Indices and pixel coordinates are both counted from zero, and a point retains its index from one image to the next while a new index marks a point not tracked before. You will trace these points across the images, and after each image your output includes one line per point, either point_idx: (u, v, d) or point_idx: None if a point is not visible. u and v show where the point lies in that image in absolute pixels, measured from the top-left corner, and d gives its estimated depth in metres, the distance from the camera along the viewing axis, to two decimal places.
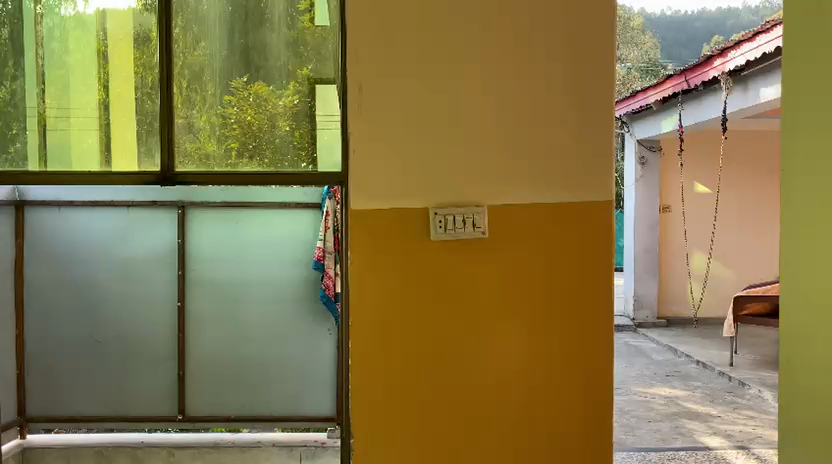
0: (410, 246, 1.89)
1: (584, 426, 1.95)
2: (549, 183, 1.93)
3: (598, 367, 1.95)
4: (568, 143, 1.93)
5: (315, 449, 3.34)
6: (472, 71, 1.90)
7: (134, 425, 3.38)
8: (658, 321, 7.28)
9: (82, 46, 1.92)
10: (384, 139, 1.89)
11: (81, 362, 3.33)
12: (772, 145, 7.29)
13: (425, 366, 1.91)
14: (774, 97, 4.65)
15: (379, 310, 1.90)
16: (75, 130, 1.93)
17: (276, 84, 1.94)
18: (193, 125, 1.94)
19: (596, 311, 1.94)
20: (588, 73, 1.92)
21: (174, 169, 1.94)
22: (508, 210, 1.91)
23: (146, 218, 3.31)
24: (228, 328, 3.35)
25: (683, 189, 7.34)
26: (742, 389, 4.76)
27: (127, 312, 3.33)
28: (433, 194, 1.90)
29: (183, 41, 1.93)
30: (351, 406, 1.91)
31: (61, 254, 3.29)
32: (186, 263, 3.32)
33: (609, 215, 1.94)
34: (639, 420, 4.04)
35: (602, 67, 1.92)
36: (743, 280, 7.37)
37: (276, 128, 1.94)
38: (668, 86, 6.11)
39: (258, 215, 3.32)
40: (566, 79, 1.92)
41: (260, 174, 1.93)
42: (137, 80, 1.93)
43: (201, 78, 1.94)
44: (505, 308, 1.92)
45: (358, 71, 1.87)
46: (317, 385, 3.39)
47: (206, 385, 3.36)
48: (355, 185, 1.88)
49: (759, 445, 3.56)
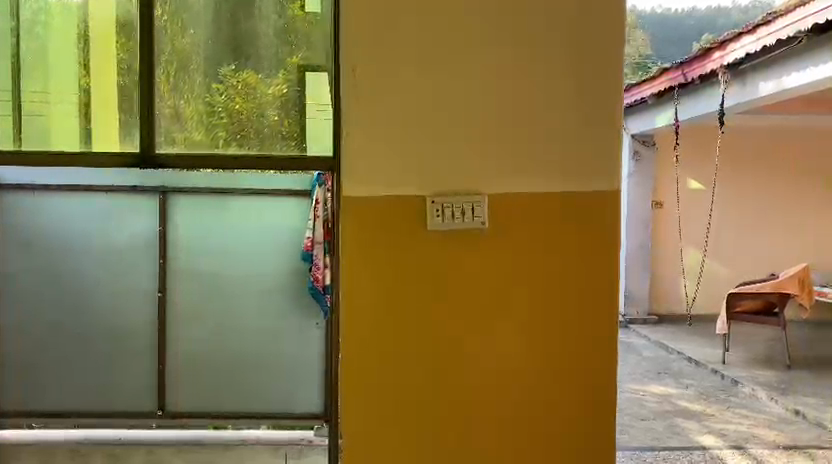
0: (407, 242, 1.80)
1: (583, 425, 1.85)
2: (547, 178, 1.82)
3: (599, 365, 1.84)
4: (568, 133, 1.82)
5: (302, 448, 3.21)
6: (472, 59, 1.79)
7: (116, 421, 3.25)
8: (649, 317, 7.17)
9: (66, 31, 1.83)
10: (375, 130, 1.79)
11: (58, 355, 3.21)
12: (765, 143, 7.25)
13: (419, 366, 1.82)
14: (772, 92, 4.58)
15: (376, 309, 1.80)
16: (53, 113, 1.82)
17: (265, 72, 1.83)
18: (181, 114, 1.82)
19: (597, 308, 1.84)
20: (592, 71, 1.81)
21: (154, 149, 1.82)
22: (509, 201, 1.81)
23: (127, 206, 3.17)
24: (209, 320, 3.23)
25: (677, 185, 7.27)
26: (735, 387, 4.70)
27: (105, 305, 3.20)
28: (431, 182, 1.80)
29: (170, 27, 1.82)
30: (343, 406, 1.81)
31: (39, 243, 3.14)
32: (167, 251, 3.19)
33: (610, 211, 1.83)
34: (633, 418, 3.97)
35: (606, 65, 1.81)
36: (735, 278, 7.33)
37: (265, 117, 1.83)
38: (663, 80, 6.03)
39: (240, 204, 3.19)
40: (568, 74, 1.81)
41: (247, 158, 1.83)
42: (121, 65, 1.82)
43: (188, 66, 1.82)
44: (504, 307, 1.83)
45: (352, 54, 1.77)
46: (302, 383, 3.28)
47: (188, 381, 3.24)
48: (348, 172, 1.78)
49: (755, 445, 3.51)
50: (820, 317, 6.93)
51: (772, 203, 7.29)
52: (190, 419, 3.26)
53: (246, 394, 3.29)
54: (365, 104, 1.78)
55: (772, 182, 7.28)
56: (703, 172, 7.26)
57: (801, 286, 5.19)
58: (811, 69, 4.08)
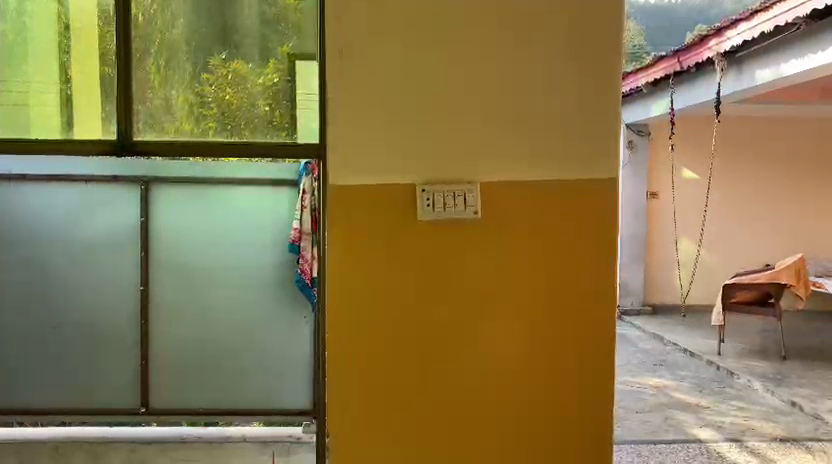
0: (401, 238, 1.73)
1: (583, 427, 1.79)
2: (542, 159, 1.75)
3: (598, 366, 1.78)
4: (562, 118, 1.75)
5: (290, 445, 3.06)
6: (462, 42, 1.71)
7: (97, 418, 3.17)
8: (644, 309, 7.12)
9: (46, 17, 1.76)
10: (363, 118, 1.71)
11: (39, 350, 3.13)
12: (760, 133, 7.20)
13: (415, 365, 1.75)
14: (769, 79, 4.49)
15: (369, 307, 1.73)
16: (33, 102, 1.75)
17: (255, 62, 1.77)
18: (172, 105, 1.76)
19: (596, 305, 1.77)
20: (591, 71, 1.74)
21: (132, 137, 1.75)
22: (502, 191, 1.74)
23: (109, 196, 3.08)
24: (195, 313, 3.16)
25: (673, 175, 7.21)
26: (731, 379, 4.65)
27: (84, 299, 3.11)
28: (420, 170, 1.72)
29: (160, 16, 1.75)
30: (333, 406, 1.75)
31: (20, 235, 3.04)
32: (149, 244, 3.09)
33: (610, 203, 1.76)
34: (628, 411, 3.92)
35: (607, 65, 1.74)
36: (729, 268, 7.30)
37: (256, 108, 1.78)
38: (660, 67, 5.96)
39: (227, 194, 3.08)
40: (567, 73, 1.74)
41: (235, 147, 1.76)
42: (103, 53, 1.74)
43: (177, 55, 1.76)
44: (502, 305, 1.76)
45: (339, 35, 1.69)
46: (289, 380, 3.21)
47: (173, 376, 3.17)
48: (333, 160, 1.71)
49: (752, 437, 3.46)
50: (814, 307, 6.90)
51: (766, 193, 7.25)
52: (173, 415, 3.18)
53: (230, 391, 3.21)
54: (353, 91, 1.70)
55: (766, 173, 7.24)
56: (698, 161, 7.21)
57: (797, 276, 5.10)
58: (810, 56, 4.00)
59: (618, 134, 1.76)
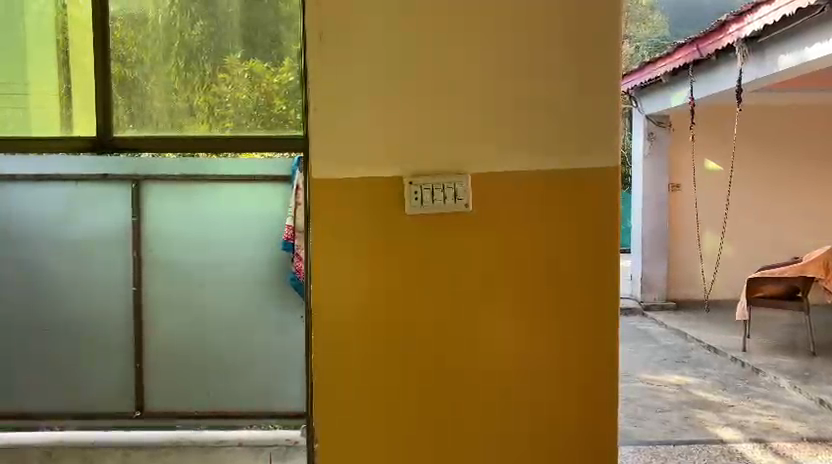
0: (389, 232, 1.65)
1: (585, 427, 1.69)
2: (532, 150, 1.65)
3: (600, 362, 1.69)
4: (555, 106, 1.65)
5: (287, 450, 2.91)
6: (448, 27, 1.62)
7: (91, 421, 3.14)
8: (667, 304, 6.96)
9: (48, 15, 1.79)
10: (348, 107, 1.63)
11: (39, 351, 3.12)
12: (786, 122, 6.99)
13: (412, 364, 1.67)
14: (791, 64, 4.33)
15: (355, 304, 1.66)
16: (37, 102, 1.80)
17: (270, 61, 1.75)
18: (193, 105, 1.79)
19: (600, 300, 1.68)
20: (590, 72, 1.65)
21: (111, 133, 1.76)
22: (491, 182, 1.65)
23: (101, 194, 3.05)
24: (192, 314, 3.11)
25: (695, 167, 7.02)
26: (756, 376, 4.50)
27: (83, 297, 3.11)
28: (404, 162, 1.64)
29: (180, 18, 1.76)
30: (321, 409, 1.67)
31: (20, 236, 3.07)
32: (141, 244, 3.07)
33: (608, 192, 1.66)
34: (647, 409, 3.80)
35: (606, 67, 1.65)
36: (755, 261, 7.11)
37: (271, 107, 1.77)
38: (679, 56, 5.79)
39: (223, 191, 3.02)
40: (564, 75, 1.65)
41: (252, 145, 1.78)
42: (119, 54, 1.76)
43: (198, 57, 1.78)
44: (497, 301, 1.67)
45: (317, 22, 1.61)
46: (290, 386, 3.14)
47: (170, 377, 3.12)
48: (316, 151, 1.63)
49: (777, 437, 3.32)
50: None
51: (793, 184, 7.04)
52: (167, 420, 3.12)
53: (228, 393, 3.16)
54: (338, 79, 1.62)
55: (793, 163, 7.02)
56: (722, 153, 7.01)
57: (827, 268, 4.88)
58: None
59: (618, 133, 1.66)
